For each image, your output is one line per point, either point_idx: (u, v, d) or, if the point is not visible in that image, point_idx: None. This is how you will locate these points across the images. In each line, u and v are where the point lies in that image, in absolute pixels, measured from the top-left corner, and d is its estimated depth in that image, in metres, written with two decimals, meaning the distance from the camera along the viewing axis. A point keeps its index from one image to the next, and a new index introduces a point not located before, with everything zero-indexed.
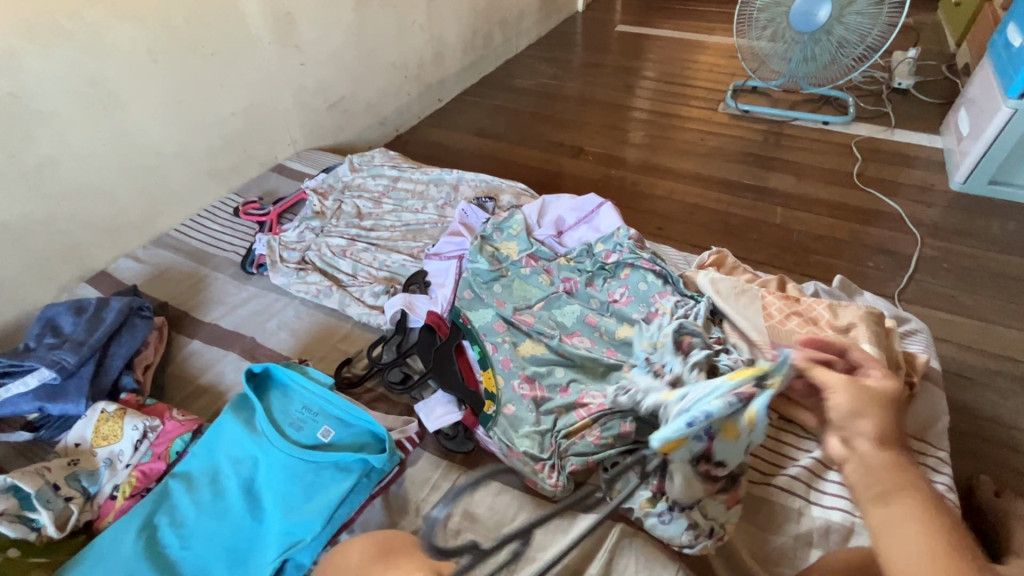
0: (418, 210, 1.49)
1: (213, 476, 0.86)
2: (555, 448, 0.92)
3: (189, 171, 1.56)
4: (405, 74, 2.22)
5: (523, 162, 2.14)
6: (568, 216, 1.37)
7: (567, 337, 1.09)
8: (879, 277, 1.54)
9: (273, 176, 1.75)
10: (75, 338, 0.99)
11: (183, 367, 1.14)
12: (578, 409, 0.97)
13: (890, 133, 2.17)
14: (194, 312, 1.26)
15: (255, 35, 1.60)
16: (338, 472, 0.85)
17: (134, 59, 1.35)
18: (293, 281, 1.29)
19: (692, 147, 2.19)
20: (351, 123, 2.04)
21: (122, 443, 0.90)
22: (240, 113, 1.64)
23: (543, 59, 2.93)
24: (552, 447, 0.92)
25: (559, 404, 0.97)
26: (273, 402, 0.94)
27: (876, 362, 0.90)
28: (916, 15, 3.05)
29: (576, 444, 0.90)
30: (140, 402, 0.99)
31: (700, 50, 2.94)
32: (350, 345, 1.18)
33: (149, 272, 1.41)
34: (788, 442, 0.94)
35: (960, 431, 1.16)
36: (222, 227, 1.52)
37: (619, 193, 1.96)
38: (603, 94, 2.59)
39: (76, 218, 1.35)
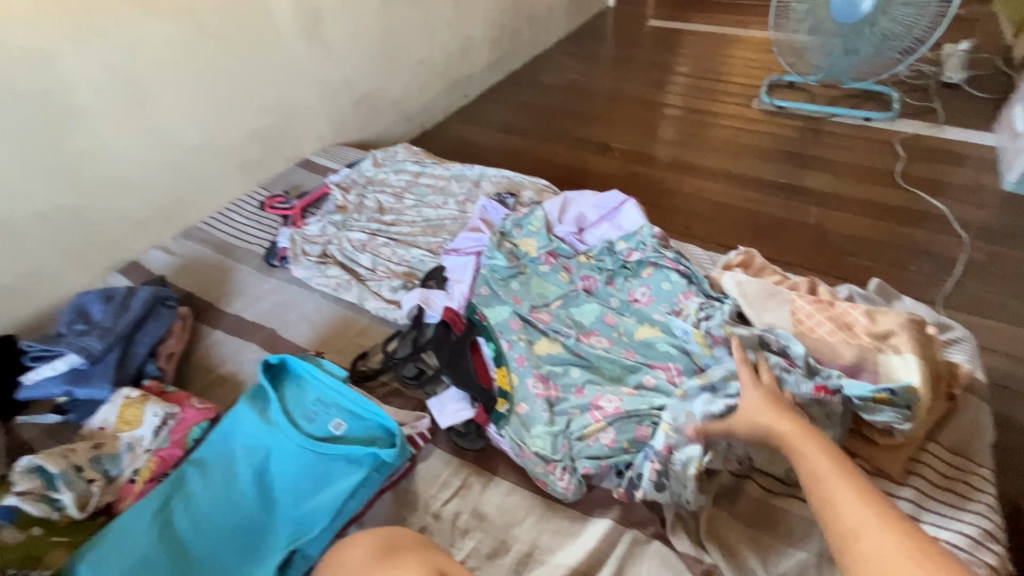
0: (438, 205, 1.49)
1: (227, 464, 0.87)
2: (568, 449, 0.89)
3: (218, 165, 1.59)
4: (432, 70, 2.22)
5: (547, 159, 2.12)
6: (590, 213, 1.34)
7: (584, 336, 1.07)
8: (920, 282, 1.45)
9: (299, 171, 1.77)
10: (102, 324, 1.02)
11: (205, 356, 1.16)
12: (592, 410, 0.93)
13: (938, 129, 2.05)
14: (218, 303, 1.29)
15: (283, 33, 1.62)
16: (349, 465, 0.85)
17: (166, 55, 1.38)
18: (313, 274, 1.30)
19: (723, 144, 2.12)
20: (377, 119, 2.06)
21: (143, 428, 0.92)
22: (267, 109, 1.66)
23: (572, 55, 2.89)
24: (565, 448, 0.90)
25: (574, 406, 0.94)
26: (287, 393, 0.95)
27: (920, 375, 0.85)
28: (970, 5, 2.88)
29: (589, 447, 0.88)
30: (162, 389, 1.01)
31: (735, 44, 2.85)
32: (367, 338, 1.18)
33: (177, 263, 1.44)
34: None
35: (1008, 448, 1.08)
36: (248, 220, 1.55)
37: (645, 191, 1.92)
38: (632, 90, 2.54)
39: (110, 210, 1.39)
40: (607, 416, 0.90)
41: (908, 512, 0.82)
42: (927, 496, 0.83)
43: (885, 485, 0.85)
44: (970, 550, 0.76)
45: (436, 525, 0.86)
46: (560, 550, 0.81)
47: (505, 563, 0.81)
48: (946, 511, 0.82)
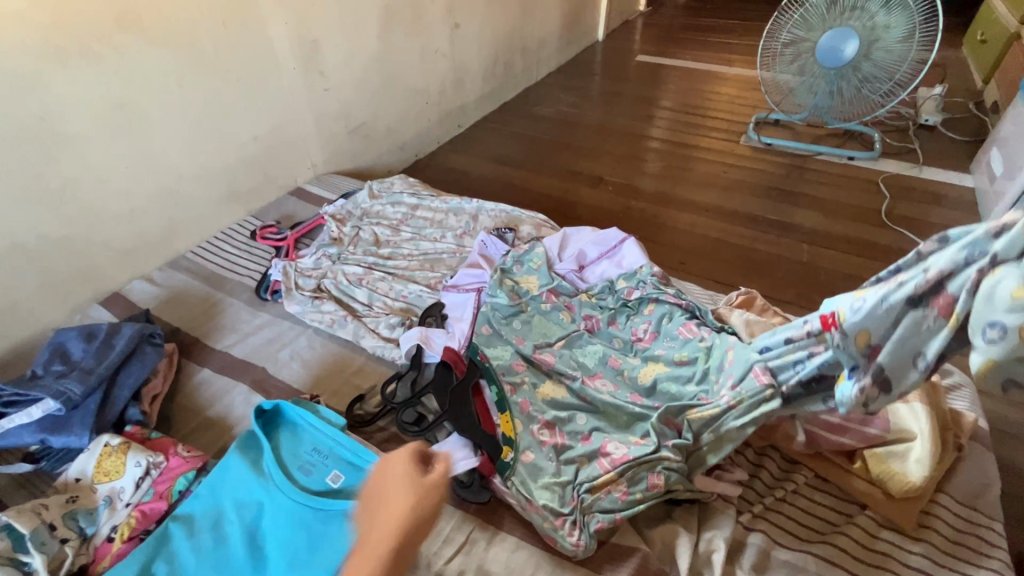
0: (436, 239, 1.47)
1: (217, 521, 0.81)
2: (578, 502, 0.86)
3: (209, 194, 1.55)
4: (427, 99, 2.23)
5: (541, 190, 2.12)
6: (589, 250, 1.33)
7: (589, 379, 1.04)
8: None
9: (292, 200, 1.74)
10: (82, 366, 0.96)
11: (191, 397, 1.10)
12: (600, 458, 0.91)
13: (918, 169, 2.12)
14: (205, 339, 1.23)
15: (281, 61, 1.61)
16: (347, 521, 0.80)
17: (162, 82, 1.35)
18: (307, 309, 1.26)
19: (714, 179, 2.15)
20: (371, 148, 2.04)
21: (124, 480, 0.87)
22: (261, 137, 1.64)
23: (563, 87, 2.94)
24: (575, 501, 0.86)
25: (581, 454, 0.92)
26: (282, 442, 0.90)
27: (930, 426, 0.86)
28: (939, 50, 3.03)
29: (602, 500, 0.85)
30: (145, 435, 0.95)
31: (721, 81, 2.93)
32: (363, 378, 1.14)
33: (162, 294, 1.39)
34: (825, 504, 0.90)
35: (1010, 493, 1.08)
36: (239, 251, 1.51)
37: (639, 224, 1.93)
38: (623, 123, 2.59)
39: (94, 239, 1.34)
40: (616, 465, 0.87)
41: (924, 569, 0.80)
42: (942, 552, 0.82)
43: (901, 540, 0.84)
44: None
45: None
46: None
47: None
48: (962, 568, 0.80)
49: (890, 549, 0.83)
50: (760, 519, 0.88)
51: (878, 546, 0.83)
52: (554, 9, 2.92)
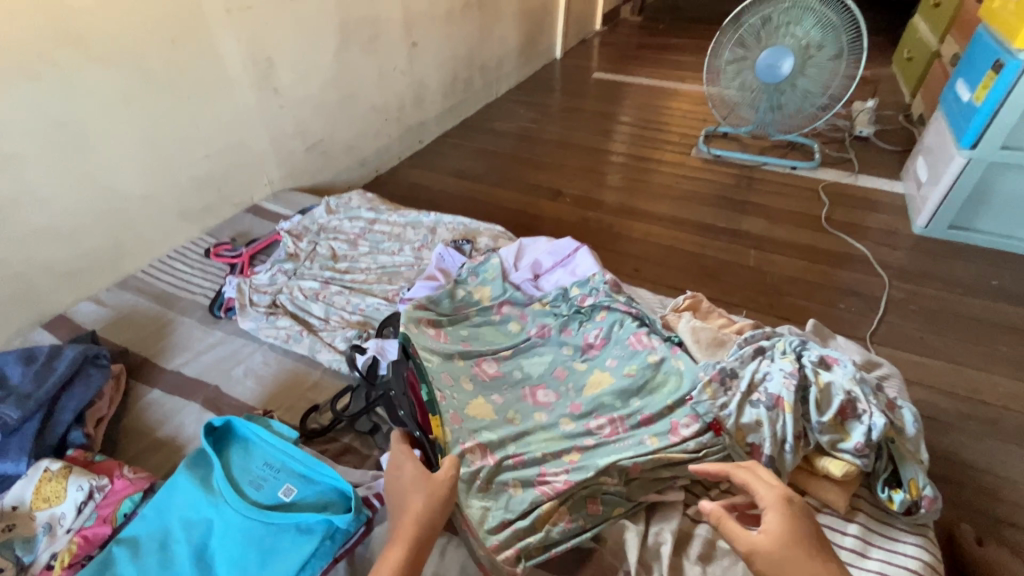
0: (394, 252, 1.48)
1: (164, 541, 0.80)
2: (503, 525, 0.86)
3: (160, 212, 1.53)
4: (386, 116, 2.25)
5: (501, 204, 2.16)
6: (544, 260, 1.37)
7: (532, 390, 1.08)
8: (850, 319, 1.57)
9: (248, 217, 1.73)
10: (21, 390, 0.93)
11: (139, 418, 1.08)
12: (539, 485, 0.91)
13: (854, 178, 2.26)
14: (155, 359, 1.21)
15: (234, 79, 1.61)
16: (300, 535, 0.80)
17: (108, 101, 1.34)
18: (261, 325, 1.25)
19: (667, 190, 2.24)
20: (330, 164, 2.05)
21: (65, 505, 0.84)
22: (216, 154, 1.62)
23: (523, 103, 3.01)
24: (502, 525, 0.86)
25: (516, 478, 0.92)
26: (233, 458, 0.89)
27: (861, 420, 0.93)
28: (873, 68, 3.24)
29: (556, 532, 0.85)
30: (88, 459, 0.93)
31: (674, 97, 3.06)
32: (319, 393, 1.14)
33: (110, 315, 1.35)
34: None
35: (939, 476, 1.16)
36: (192, 269, 1.49)
37: (596, 234, 1.99)
38: (581, 138, 2.67)
39: (36, 261, 1.30)
40: (557, 493, 0.88)
41: (857, 548, 0.86)
42: (871, 531, 0.88)
43: (834, 522, 0.90)
44: None
45: None
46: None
47: None
48: (888, 545, 0.87)
49: (825, 532, 0.88)
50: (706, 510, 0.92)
51: None
52: (512, 28, 3.00)
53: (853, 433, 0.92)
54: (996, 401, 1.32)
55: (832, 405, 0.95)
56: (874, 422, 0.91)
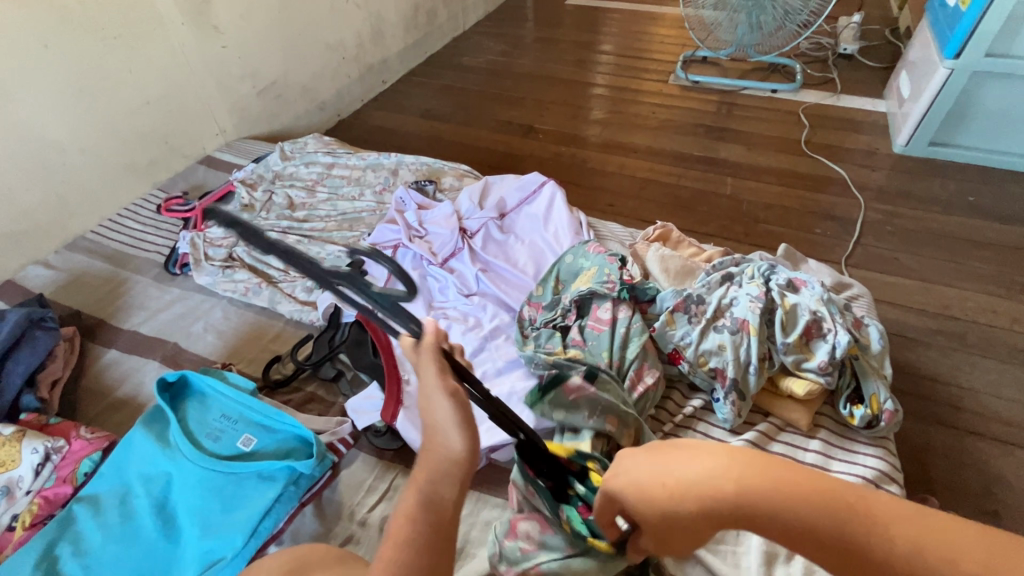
0: (354, 198, 1.42)
1: (123, 497, 0.79)
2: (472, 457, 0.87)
3: (102, 167, 1.44)
4: (343, 54, 2.11)
5: (470, 143, 2.07)
6: (510, 197, 1.31)
7: (493, 330, 1.06)
8: (826, 244, 1.54)
9: (201, 169, 1.64)
10: None
11: (98, 379, 1.06)
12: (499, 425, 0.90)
13: (836, 98, 2.17)
14: (112, 319, 1.17)
15: (165, 16, 1.47)
16: (262, 482, 0.80)
17: (20, 44, 1.22)
18: (218, 280, 1.21)
19: (643, 121, 2.15)
20: (285, 109, 1.93)
21: (21, 468, 0.83)
22: (156, 102, 1.51)
23: (491, 36, 2.83)
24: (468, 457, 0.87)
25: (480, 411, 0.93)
26: (189, 412, 0.87)
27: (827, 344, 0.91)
28: None
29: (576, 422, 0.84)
30: (43, 421, 0.91)
31: (651, 21, 2.89)
32: (282, 344, 1.11)
33: (62, 278, 1.30)
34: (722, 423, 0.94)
35: (904, 391, 1.18)
36: (145, 226, 1.42)
37: (570, 171, 1.92)
38: (553, 70, 2.53)
39: None
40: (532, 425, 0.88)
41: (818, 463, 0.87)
42: (833, 446, 0.90)
43: (797, 439, 0.91)
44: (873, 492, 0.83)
45: (363, 532, 0.82)
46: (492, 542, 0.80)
47: None
48: (849, 457, 0.88)
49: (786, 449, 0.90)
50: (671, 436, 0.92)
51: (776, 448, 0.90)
52: None
53: (821, 352, 0.91)
54: (964, 316, 1.33)
55: (797, 326, 0.93)
56: (839, 340, 0.90)
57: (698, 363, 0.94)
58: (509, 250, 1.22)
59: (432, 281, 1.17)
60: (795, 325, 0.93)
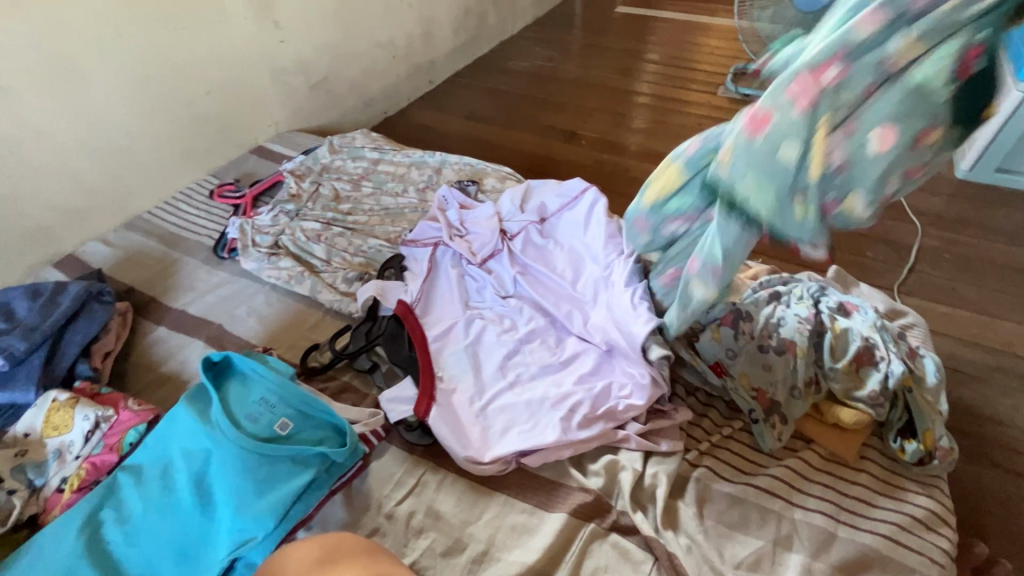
0: (397, 194, 1.44)
1: (164, 470, 0.81)
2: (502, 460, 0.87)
3: (163, 151, 1.50)
4: (393, 53, 2.14)
5: (513, 146, 2.08)
6: (551, 203, 1.29)
7: (527, 336, 1.05)
8: (878, 269, 1.48)
9: (252, 158, 1.69)
10: (26, 323, 0.96)
11: (146, 354, 1.10)
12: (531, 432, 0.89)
13: None
14: (161, 298, 1.22)
15: (230, 10, 1.52)
16: (295, 467, 0.81)
17: (97, 32, 1.28)
18: (263, 266, 1.24)
19: (689, 132, 2.11)
20: (335, 104, 1.97)
21: (73, 433, 0.87)
22: (216, 91, 1.57)
23: (539, 41, 2.84)
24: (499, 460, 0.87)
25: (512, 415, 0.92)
26: (231, 392, 0.89)
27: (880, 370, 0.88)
28: None
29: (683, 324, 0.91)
30: (95, 390, 0.95)
31: (701, 32, 2.84)
32: (320, 333, 1.13)
33: (118, 256, 1.36)
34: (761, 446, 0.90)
35: (957, 429, 1.11)
36: (197, 210, 1.47)
37: (613, 179, 1.89)
38: (599, 77, 2.51)
39: (40, 199, 1.29)
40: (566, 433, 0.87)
41: (864, 498, 0.83)
42: (878, 481, 0.86)
43: (840, 470, 0.87)
44: (920, 533, 0.79)
45: (390, 526, 0.83)
46: (518, 547, 0.80)
47: (461, 562, 0.79)
48: (895, 493, 0.84)
49: (828, 479, 0.86)
50: (707, 455, 0.89)
51: (817, 477, 0.86)
52: None
53: (872, 379, 0.87)
54: None
55: (847, 349, 0.90)
56: (893, 369, 0.87)
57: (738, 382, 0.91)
58: (547, 254, 1.20)
59: (470, 281, 1.17)
60: (845, 347, 0.90)
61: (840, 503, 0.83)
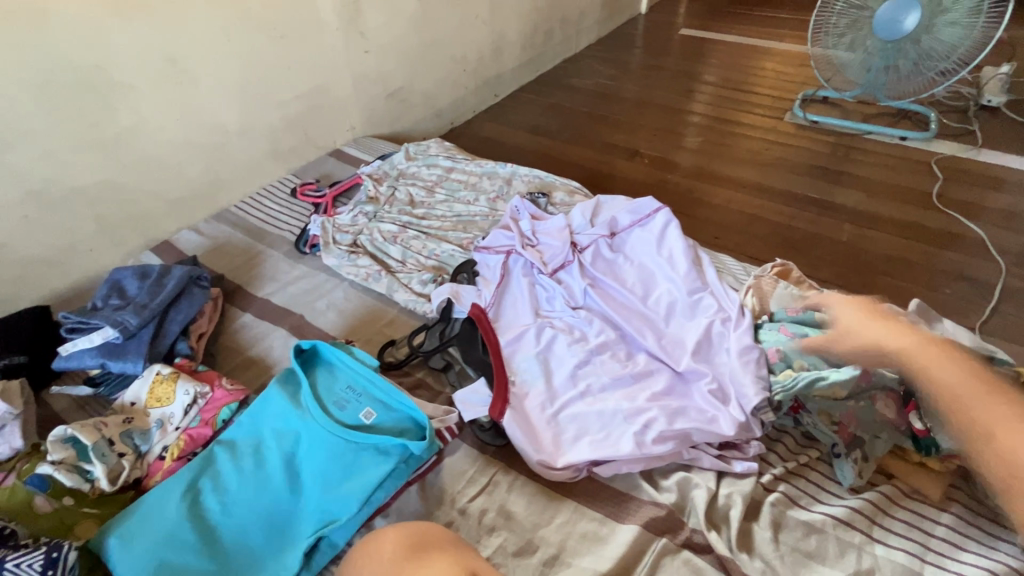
0: (469, 202, 1.49)
1: (256, 446, 0.87)
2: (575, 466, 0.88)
3: (253, 150, 1.60)
4: (464, 66, 2.22)
5: (575, 162, 2.11)
6: (622, 218, 1.29)
7: (599, 347, 1.05)
8: (957, 306, 1.42)
9: (330, 160, 1.77)
10: (137, 300, 1.04)
11: (234, 338, 1.17)
12: (604, 447, 0.89)
13: (976, 152, 2.01)
14: (248, 286, 1.30)
15: (323, 20, 1.62)
16: (378, 455, 0.84)
17: (209, 39, 1.39)
18: (343, 263, 1.30)
19: (754, 156, 2.09)
20: (408, 113, 2.05)
21: (174, 406, 0.93)
22: (304, 96, 1.66)
23: (601, 60, 2.88)
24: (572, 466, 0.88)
25: (583, 424, 0.93)
26: (319, 379, 0.95)
27: None
28: (1013, 28, 2.81)
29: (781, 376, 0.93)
30: (193, 367, 1.03)
31: (767, 57, 2.82)
32: (395, 330, 1.18)
33: (208, 245, 1.45)
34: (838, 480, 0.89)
35: None
36: (280, 207, 1.56)
37: (675, 199, 1.89)
38: (662, 97, 2.52)
39: (146, 188, 1.40)
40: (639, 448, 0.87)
41: (950, 539, 0.80)
42: (968, 524, 0.82)
43: (925, 509, 0.84)
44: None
45: (463, 521, 0.85)
46: (589, 554, 0.80)
47: (532, 563, 0.80)
48: (986, 539, 0.80)
49: (911, 518, 0.83)
50: (781, 481, 0.88)
51: (899, 514, 0.84)
52: None
53: None
54: None
55: None
56: None
57: (817, 416, 0.91)
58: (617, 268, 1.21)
59: (540, 290, 1.19)
60: None
61: (925, 543, 0.80)
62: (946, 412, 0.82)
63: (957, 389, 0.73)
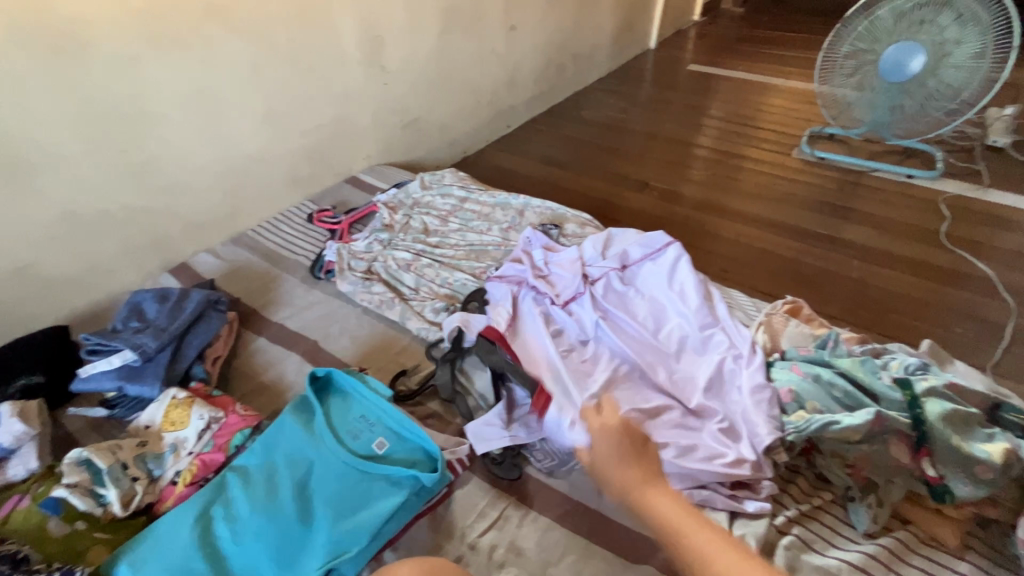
0: (482, 231, 1.51)
1: (269, 474, 0.87)
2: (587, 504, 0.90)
3: (273, 177, 1.64)
4: (479, 98, 2.28)
5: (585, 192, 2.14)
6: (633, 250, 1.30)
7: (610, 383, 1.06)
8: (968, 346, 1.42)
9: (347, 187, 1.81)
10: (157, 324, 1.06)
11: (248, 362, 1.18)
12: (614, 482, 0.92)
13: (982, 192, 2.03)
14: (263, 311, 1.31)
15: (346, 54, 1.68)
16: (390, 486, 0.84)
17: (238, 71, 1.44)
18: (358, 290, 1.32)
19: (763, 190, 2.12)
20: (423, 142, 2.10)
21: (188, 431, 0.94)
22: (324, 125, 1.71)
23: (612, 93, 2.94)
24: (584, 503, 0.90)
25: None
26: (333, 408, 0.96)
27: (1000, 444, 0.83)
28: (1015, 70, 2.87)
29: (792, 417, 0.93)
30: (208, 392, 1.03)
31: (775, 93, 2.87)
32: (408, 358, 1.19)
33: (225, 268, 1.48)
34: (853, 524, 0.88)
35: None
36: (296, 232, 1.59)
37: (684, 231, 1.92)
38: (671, 130, 2.57)
39: (169, 212, 1.43)
40: None
41: None
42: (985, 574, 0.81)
43: (941, 558, 0.83)
44: None
45: (473, 556, 0.85)
46: None
47: None
48: None
49: (928, 566, 0.82)
50: (796, 524, 0.87)
51: (916, 562, 0.83)
52: (608, 15, 2.92)
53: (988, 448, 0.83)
54: None
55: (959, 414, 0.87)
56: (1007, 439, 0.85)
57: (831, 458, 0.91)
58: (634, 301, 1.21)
59: (552, 322, 1.20)
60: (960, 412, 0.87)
61: None
62: (963, 465, 0.83)
63: (672, 531, 0.69)
